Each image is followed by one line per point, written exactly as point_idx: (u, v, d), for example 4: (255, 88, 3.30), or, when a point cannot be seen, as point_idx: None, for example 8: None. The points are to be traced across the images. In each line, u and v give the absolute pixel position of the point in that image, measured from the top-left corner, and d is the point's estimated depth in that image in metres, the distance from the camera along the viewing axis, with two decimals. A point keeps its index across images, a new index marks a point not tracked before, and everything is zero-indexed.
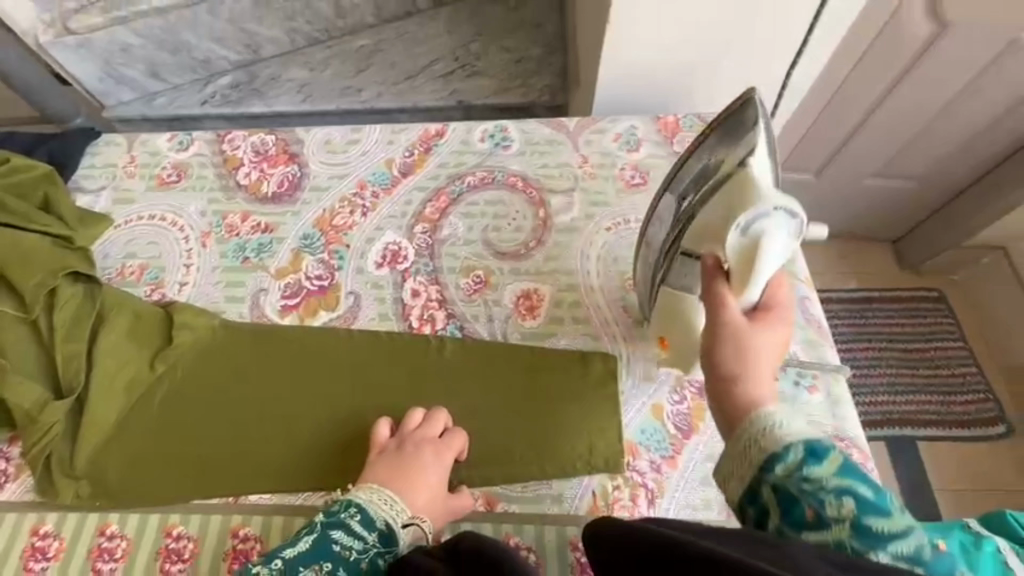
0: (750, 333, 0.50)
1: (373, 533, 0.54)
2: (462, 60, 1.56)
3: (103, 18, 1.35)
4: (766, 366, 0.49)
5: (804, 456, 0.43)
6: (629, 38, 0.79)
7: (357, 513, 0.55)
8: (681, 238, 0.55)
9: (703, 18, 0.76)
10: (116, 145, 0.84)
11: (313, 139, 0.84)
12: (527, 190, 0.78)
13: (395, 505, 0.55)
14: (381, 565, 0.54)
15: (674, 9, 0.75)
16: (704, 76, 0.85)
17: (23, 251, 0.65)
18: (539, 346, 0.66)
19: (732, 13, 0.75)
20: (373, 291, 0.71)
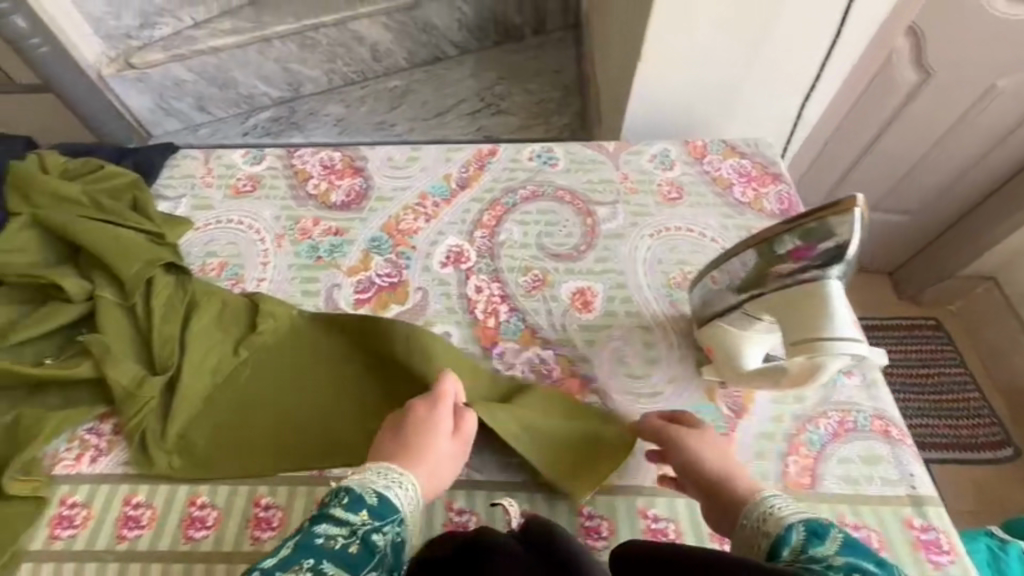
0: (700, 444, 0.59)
1: (363, 511, 0.50)
2: (487, 100, 1.70)
3: (162, 55, 1.45)
4: (732, 462, 0.58)
5: (806, 537, 0.46)
6: (659, 75, 0.93)
7: (344, 496, 0.51)
8: (742, 303, 0.61)
9: (722, 58, 0.89)
10: (193, 158, 0.92)
11: (377, 156, 0.92)
12: (575, 203, 0.86)
13: (399, 474, 0.53)
14: (377, 543, 0.49)
15: (701, 52, 0.89)
16: (720, 109, 0.98)
17: (121, 242, 0.71)
18: (596, 335, 0.72)
19: (747, 52, 0.88)
20: (439, 287, 0.76)
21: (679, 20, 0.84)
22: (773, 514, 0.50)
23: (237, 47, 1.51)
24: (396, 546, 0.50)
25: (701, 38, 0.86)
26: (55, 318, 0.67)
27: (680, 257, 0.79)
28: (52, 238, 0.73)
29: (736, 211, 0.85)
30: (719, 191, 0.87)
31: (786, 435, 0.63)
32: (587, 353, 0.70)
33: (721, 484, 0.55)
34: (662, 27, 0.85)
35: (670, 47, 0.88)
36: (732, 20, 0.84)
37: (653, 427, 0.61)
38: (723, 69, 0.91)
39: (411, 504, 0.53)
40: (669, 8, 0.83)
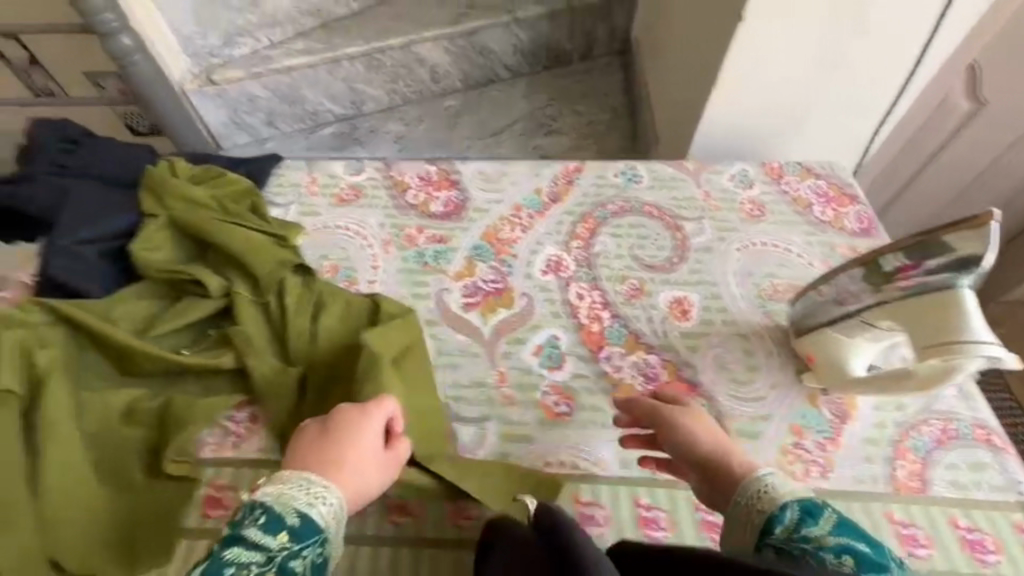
0: (687, 423, 0.61)
1: (282, 534, 0.48)
2: (540, 121, 1.77)
3: (240, 72, 1.52)
4: (722, 441, 0.60)
5: (800, 517, 0.51)
6: (731, 101, 1.02)
7: (261, 515, 0.49)
8: (862, 310, 0.64)
9: (790, 87, 0.98)
10: (296, 168, 0.97)
11: (470, 170, 0.97)
12: (663, 217, 0.90)
13: (323, 489, 0.52)
14: (295, 568, 0.48)
15: (771, 82, 0.98)
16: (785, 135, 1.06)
17: (254, 242, 0.76)
18: (697, 342, 0.75)
19: (817, 80, 0.97)
20: (542, 293, 0.80)
21: (753, 51, 0.94)
22: (770, 490, 0.54)
23: (310, 67, 1.59)
24: (316, 566, 0.50)
25: (771, 66, 0.96)
26: (190, 312, 0.71)
27: (769, 271, 0.83)
28: (184, 240, 0.79)
29: (818, 230, 0.89)
30: (800, 210, 0.91)
31: (891, 441, 0.66)
32: (690, 358, 0.74)
33: (713, 460, 0.59)
34: (736, 57, 0.95)
35: (742, 75, 0.98)
36: (802, 51, 0.93)
37: (642, 411, 0.64)
38: (790, 96, 1.00)
39: (337, 515, 0.52)
40: (747, 39, 0.92)
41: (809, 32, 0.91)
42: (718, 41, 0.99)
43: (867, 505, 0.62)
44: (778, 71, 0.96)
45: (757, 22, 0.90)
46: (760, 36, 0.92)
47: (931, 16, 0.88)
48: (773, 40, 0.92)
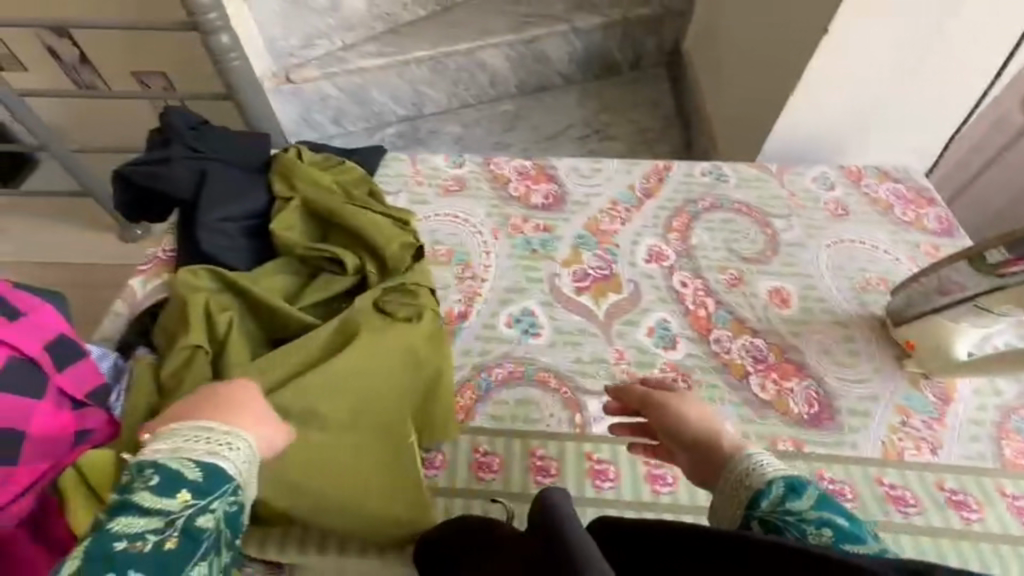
0: (673, 406, 0.62)
1: (184, 495, 0.47)
2: (594, 127, 1.82)
3: (317, 73, 1.59)
4: (706, 424, 0.60)
5: (786, 492, 0.51)
6: (805, 107, 1.09)
7: (155, 476, 0.47)
8: (977, 296, 0.66)
9: (868, 90, 1.04)
10: (400, 160, 1.01)
11: (565, 166, 1.02)
12: (752, 215, 0.95)
13: (227, 438, 0.50)
14: (203, 525, 0.47)
15: (847, 90, 1.04)
16: (854, 141, 1.12)
17: (383, 226, 0.80)
18: (800, 328, 0.80)
19: (892, 88, 1.03)
20: (648, 280, 0.85)
21: (837, 56, 0.99)
22: (759, 468, 0.54)
23: (380, 68, 1.65)
24: (230, 514, 0.49)
25: (853, 70, 1.01)
26: (329, 288, 0.76)
27: (859, 265, 0.88)
28: (315, 221, 0.84)
29: (901, 229, 0.94)
30: (882, 211, 0.96)
31: (993, 422, 0.71)
32: (796, 343, 0.78)
33: (694, 444, 0.60)
34: (820, 61, 1.00)
35: (823, 79, 1.03)
36: (884, 58, 0.98)
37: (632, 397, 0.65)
38: (867, 100, 1.05)
39: (247, 464, 0.51)
40: (831, 47, 0.98)
41: (894, 40, 0.96)
42: (799, 48, 1.05)
43: (978, 478, 0.66)
44: (856, 78, 1.02)
45: (846, 29, 0.95)
46: (846, 42, 0.97)
47: (1012, 29, 0.93)
48: (858, 46, 0.97)
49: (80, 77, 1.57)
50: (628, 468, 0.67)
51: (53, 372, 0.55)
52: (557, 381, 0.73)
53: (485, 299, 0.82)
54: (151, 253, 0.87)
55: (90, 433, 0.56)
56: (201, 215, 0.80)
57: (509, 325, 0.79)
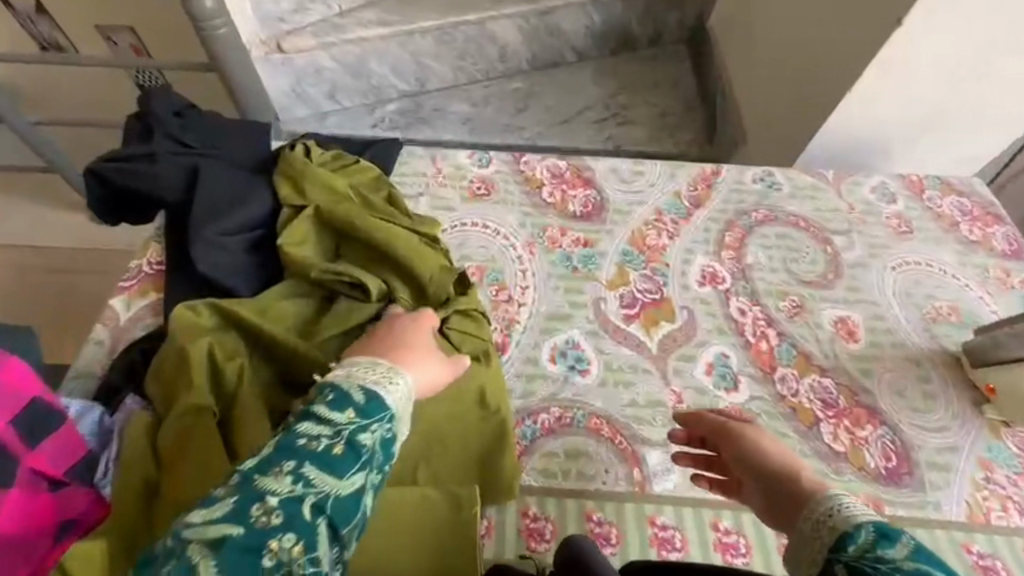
0: (748, 433, 0.54)
1: (349, 411, 0.46)
2: (613, 108, 1.52)
3: (311, 42, 1.38)
4: (789, 457, 0.51)
5: (876, 539, 0.38)
6: (856, 108, 0.98)
7: (329, 393, 0.47)
8: None
9: (931, 89, 0.94)
10: (419, 157, 0.89)
11: (603, 167, 0.91)
12: (810, 229, 0.87)
13: (389, 371, 0.50)
14: (364, 442, 0.45)
15: (906, 92, 0.95)
16: (901, 143, 1.05)
17: (408, 244, 0.70)
18: (871, 366, 0.73)
19: (952, 89, 0.94)
20: (702, 306, 0.77)
21: (900, 57, 0.89)
22: (850, 508, 0.41)
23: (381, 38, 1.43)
24: (386, 443, 0.47)
25: (914, 71, 0.91)
26: (349, 319, 0.65)
27: (928, 292, 0.81)
28: (328, 234, 0.72)
29: (968, 250, 0.86)
30: (947, 228, 0.88)
31: None
32: (866, 384, 0.71)
33: (772, 478, 0.49)
34: (879, 63, 0.90)
35: (885, 80, 0.93)
36: (955, 54, 0.88)
37: (706, 425, 0.57)
38: (928, 99, 0.96)
39: (404, 401, 0.49)
40: (894, 49, 0.87)
41: (969, 36, 0.86)
42: (851, 48, 0.94)
43: None
44: (916, 80, 0.93)
45: (917, 24, 0.84)
46: (913, 44, 0.87)
47: None
48: (926, 45, 0.87)
49: (40, 33, 1.35)
50: (694, 530, 0.60)
51: (24, 452, 0.43)
52: (611, 429, 0.65)
53: (524, 328, 0.73)
54: (134, 265, 0.75)
55: (73, 523, 0.46)
56: (193, 229, 0.68)
57: (553, 360, 0.70)
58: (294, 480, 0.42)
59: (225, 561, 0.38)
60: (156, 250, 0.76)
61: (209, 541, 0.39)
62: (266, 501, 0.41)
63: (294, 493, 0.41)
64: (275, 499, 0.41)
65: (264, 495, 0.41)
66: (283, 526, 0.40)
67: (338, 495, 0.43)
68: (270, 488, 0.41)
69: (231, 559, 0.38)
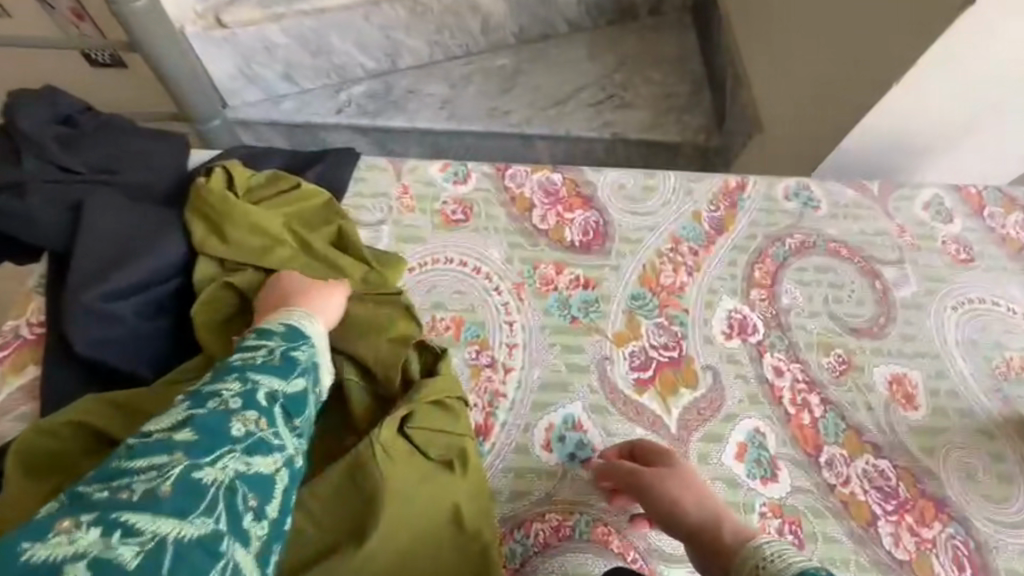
0: (663, 480, 0.51)
1: (276, 336, 0.47)
2: (609, 90, 1.23)
3: (259, 12, 1.04)
4: (702, 491, 0.51)
5: None
6: (897, 111, 0.81)
7: (252, 333, 0.47)
8: None
9: (998, 88, 0.77)
10: (381, 170, 0.71)
11: (606, 182, 0.73)
12: (854, 259, 0.72)
13: (300, 313, 0.50)
14: (299, 356, 0.46)
15: (962, 92, 0.78)
16: (941, 148, 0.89)
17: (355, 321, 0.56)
18: (936, 442, 0.60)
19: (1015, 93, 0.78)
20: (732, 367, 0.63)
21: (955, 60, 0.72)
22: (775, 563, 0.43)
23: (344, 8, 1.08)
24: (317, 360, 0.48)
25: (974, 70, 0.74)
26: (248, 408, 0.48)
27: (996, 339, 0.67)
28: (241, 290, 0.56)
29: None
30: (1013, 255, 0.74)
31: None
32: (930, 466, 0.58)
33: (694, 532, 0.49)
34: (933, 64, 0.72)
35: (944, 77, 0.75)
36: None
37: (625, 481, 0.52)
38: (998, 95, 0.79)
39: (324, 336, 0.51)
40: (954, 49, 0.70)
41: None
42: (860, 49, 0.80)
43: None
44: (975, 80, 0.76)
45: (993, 9, 0.66)
46: (980, 42, 0.70)
47: None
48: (997, 41, 0.70)
49: None
50: None
51: None
52: (621, 541, 0.53)
53: (510, 404, 0.58)
54: (9, 326, 0.58)
55: None
56: (71, 296, 0.53)
57: (547, 446, 0.57)
58: (242, 381, 0.42)
59: (196, 435, 0.37)
60: (38, 306, 0.59)
61: (172, 425, 0.38)
62: (223, 393, 0.41)
63: (246, 389, 0.42)
64: (230, 391, 0.41)
65: (217, 393, 0.41)
66: (244, 408, 0.40)
67: (288, 391, 0.44)
68: (219, 389, 0.41)
69: (204, 432, 0.38)
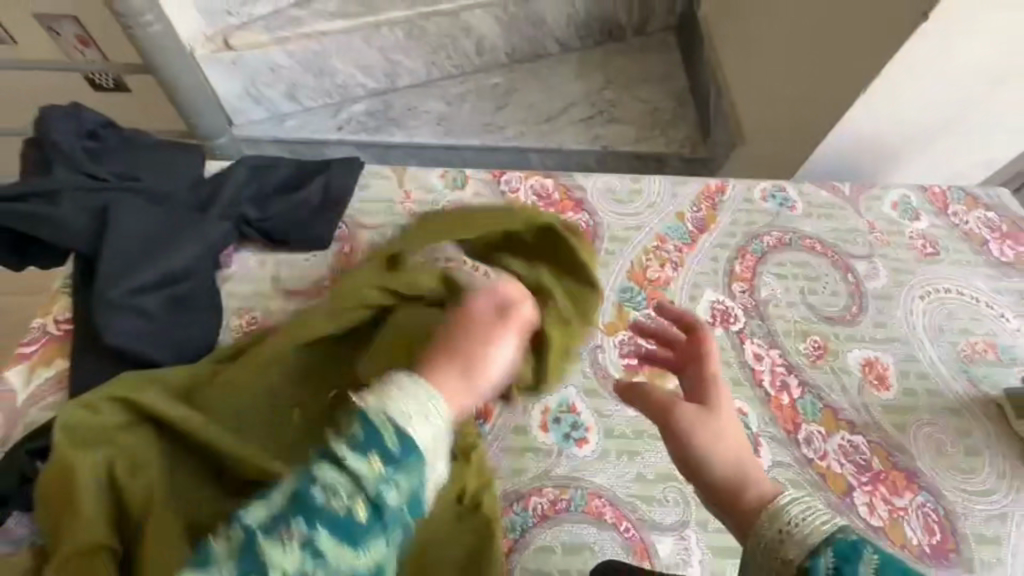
0: (704, 424, 0.47)
1: (375, 461, 0.34)
2: (599, 105, 1.30)
3: (265, 37, 1.11)
4: (741, 449, 0.47)
5: (835, 565, 0.34)
6: (862, 120, 0.88)
7: (356, 431, 0.35)
8: None
9: (948, 100, 0.85)
10: (384, 177, 0.76)
11: (595, 186, 0.79)
12: (828, 254, 0.77)
13: (424, 398, 0.37)
14: (389, 506, 0.34)
15: (918, 104, 0.86)
16: (903, 156, 0.96)
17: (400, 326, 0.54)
18: (905, 419, 0.64)
19: (960, 106, 0.86)
20: (715, 353, 0.67)
21: (910, 72, 0.80)
22: (799, 531, 0.38)
23: (344, 32, 1.15)
24: (414, 503, 0.36)
25: (927, 84, 0.82)
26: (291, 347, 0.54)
27: (961, 325, 0.72)
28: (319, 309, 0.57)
29: (1000, 273, 0.78)
30: (977, 248, 0.80)
31: None
32: (902, 441, 0.62)
33: (721, 480, 0.45)
34: (890, 76, 0.80)
35: (915, 77, 0.81)
36: (970, 70, 0.80)
37: (657, 412, 0.49)
38: (950, 106, 0.86)
39: (442, 442, 0.38)
40: (907, 63, 0.78)
41: (987, 49, 0.78)
42: (838, 59, 0.86)
43: None
44: (928, 94, 0.84)
45: (962, 5, 0.71)
46: (931, 56, 0.77)
47: None
48: (942, 58, 0.78)
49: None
50: None
51: None
52: (614, 513, 0.56)
53: None
54: (36, 325, 0.62)
55: None
56: (100, 290, 0.58)
57: (545, 427, 0.60)
58: (302, 558, 0.33)
59: None
60: (64, 305, 0.63)
61: None
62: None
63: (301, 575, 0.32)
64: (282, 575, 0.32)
65: (274, 565, 0.32)
66: None
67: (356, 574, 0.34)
68: (273, 560, 0.32)
69: None
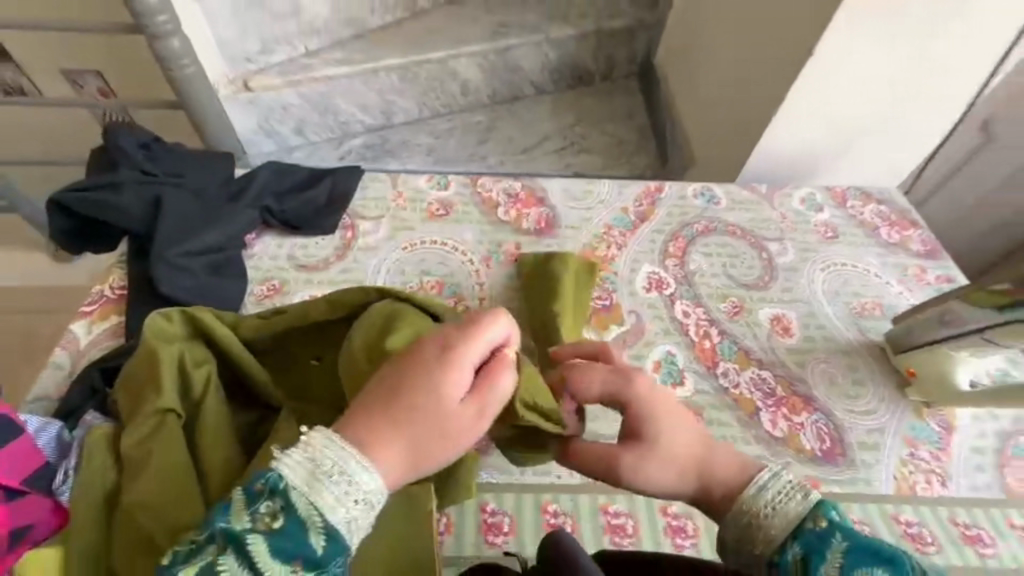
0: (645, 459, 0.53)
1: (298, 543, 0.40)
2: (569, 137, 1.51)
3: (278, 80, 1.30)
4: (681, 455, 0.52)
5: (805, 556, 0.43)
6: (785, 128, 1.02)
7: (277, 514, 0.40)
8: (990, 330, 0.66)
9: (864, 110, 0.97)
10: (381, 181, 0.93)
11: (556, 188, 0.96)
12: (746, 238, 0.93)
13: (348, 482, 0.42)
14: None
15: (833, 114, 0.98)
16: (831, 165, 1.07)
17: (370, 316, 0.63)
18: (803, 358, 0.78)
19: (873, 116, 0.98)
20: (650, 310, 0.82)
21: (820, 82, 0.94)
22: (769, 519, 0.46)
23: (346, 76, 1.35)
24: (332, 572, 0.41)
25: (835, 97, 0.95)
26: (308, 314, 0.66)
27: (854, 289, 0.88)
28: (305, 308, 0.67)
29: (889, 252, 0.94)
30: (869, 233, 0.97)
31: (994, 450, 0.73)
32: (801, 375, 0.77)
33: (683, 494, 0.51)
34: (801, 88, 0.94)
35: (833, 81, 0.93)
36: (876, 83, 0.93)
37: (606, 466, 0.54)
38: (863, 118, 0.98)
39: (362, 514, 0.43)
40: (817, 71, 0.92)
41: (885, 67, 0.90)
42: (762, 85, 1.04)
43: (987, 512, 0.68)
44: (840, 106, 0.97)
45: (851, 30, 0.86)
46: (833, 70, 0.92)
47: (985, 70, 0.91)
48: (842, 75, 0.92)
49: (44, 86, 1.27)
50: (645, 517, 0.64)
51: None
52: None
53: None
54: (94, 291, 0.76)
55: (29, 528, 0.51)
56: (157, 256, 0.73)
57: None
58: None
59: None
60: (117, 276, 0.77)
61: None
62: None
63: None
64: None
65: None
66: None
67: None
68: None
69: None
